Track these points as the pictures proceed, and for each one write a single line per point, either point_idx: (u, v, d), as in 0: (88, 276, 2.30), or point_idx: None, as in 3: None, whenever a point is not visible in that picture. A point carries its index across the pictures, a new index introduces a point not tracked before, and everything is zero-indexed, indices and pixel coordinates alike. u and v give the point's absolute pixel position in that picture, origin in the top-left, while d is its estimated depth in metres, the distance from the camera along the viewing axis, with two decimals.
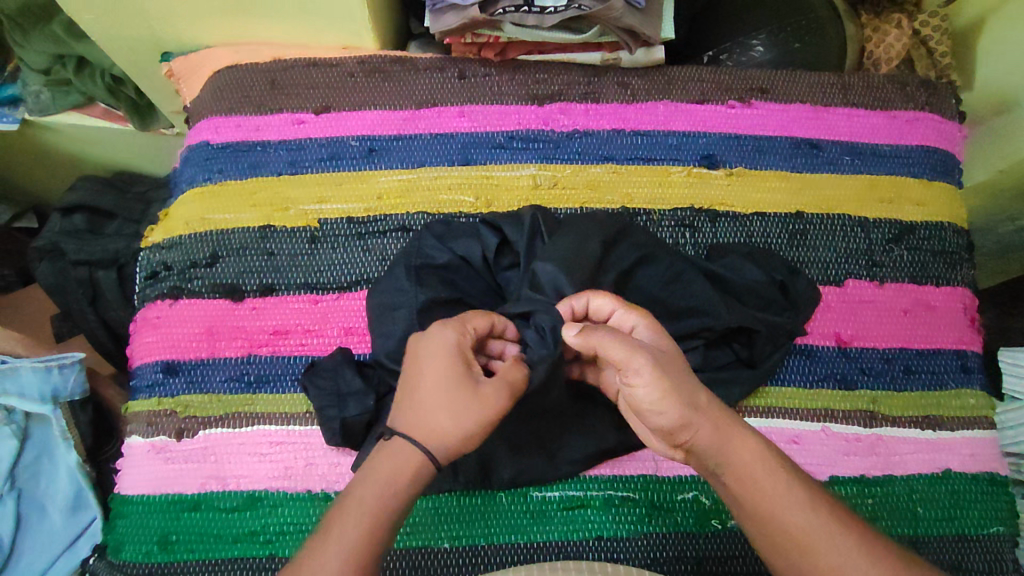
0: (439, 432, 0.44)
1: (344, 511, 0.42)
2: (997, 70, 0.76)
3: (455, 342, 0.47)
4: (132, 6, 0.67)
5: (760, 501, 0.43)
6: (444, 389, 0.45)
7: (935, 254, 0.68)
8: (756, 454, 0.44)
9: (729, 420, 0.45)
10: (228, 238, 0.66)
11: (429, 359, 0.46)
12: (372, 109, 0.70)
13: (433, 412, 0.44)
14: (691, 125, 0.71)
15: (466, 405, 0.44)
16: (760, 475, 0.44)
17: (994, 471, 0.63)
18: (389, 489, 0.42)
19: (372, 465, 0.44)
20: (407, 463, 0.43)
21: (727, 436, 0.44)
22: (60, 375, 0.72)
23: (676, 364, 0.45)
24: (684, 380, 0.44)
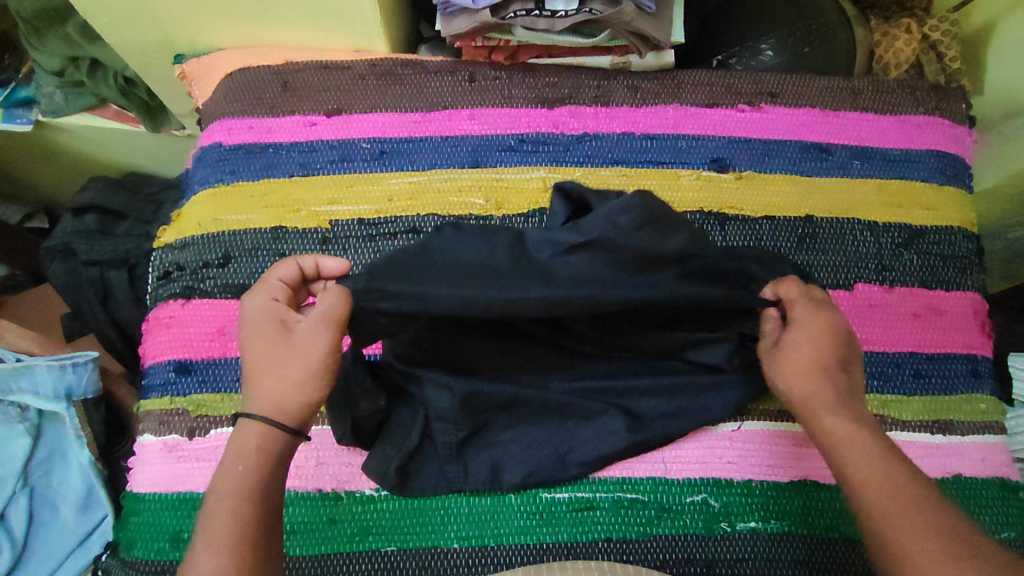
0: (271, 395, 0.48)
1: (210, 499, 0.46)
2: (1007, 74, 0.76)
3: (262, 307, 0.52)
4: (147, 8, 0.68)
5: (839, 465, 0.48)
6: (265, 357, 0.49)
7: (945, 259, 0.68)
8: (845, 429, 0.49)
9: (822, 400, 0.51)
10: (240, 239, 0.67)
11: (248, 337, 0.51)
12: (383, 112, 0.71)
13: (262, 380, 0.49)
14: (701, 129, 0.71)
15: (284, 360, 0.49)
16: (840, 445, 0.49)
17: (1005, 477, 0.63)
18: (242, 467, 0.47)
19: (226, 451, 0.48)
20: (256, 438, 0.48)
21: (815, 413, 0.51)
22: (74, 374, 0.73)
23: (801, 353, 0.53)
24: (801, 368, 0.53)
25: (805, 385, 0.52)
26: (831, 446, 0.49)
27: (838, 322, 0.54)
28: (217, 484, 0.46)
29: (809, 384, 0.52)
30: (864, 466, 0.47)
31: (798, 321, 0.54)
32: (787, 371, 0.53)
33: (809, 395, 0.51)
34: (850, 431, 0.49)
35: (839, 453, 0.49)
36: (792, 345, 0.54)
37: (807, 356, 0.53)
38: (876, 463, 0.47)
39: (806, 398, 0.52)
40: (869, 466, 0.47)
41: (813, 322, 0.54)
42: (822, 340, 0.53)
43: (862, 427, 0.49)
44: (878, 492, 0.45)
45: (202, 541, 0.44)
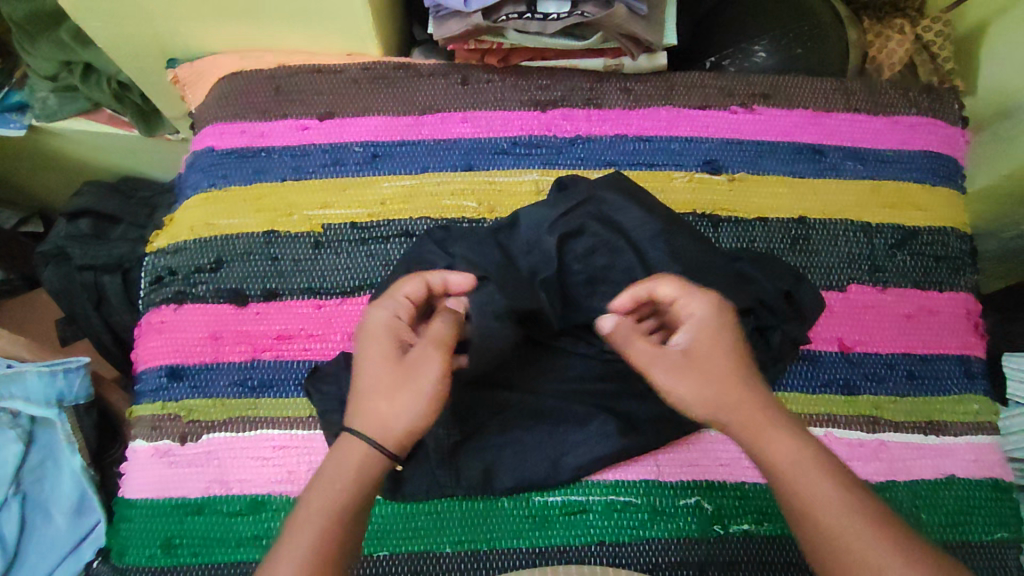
0: (379, 414, 0.46)
1: (299, 509, 0.44)
2: (1000, 75, 0.76)
3: (383, 321, 0.50)
4: (139, 13, 0.68)
5: (796, 492, 0.43)
6: (379, 372, 0.48)
7: (938, 260, 0.68)
8: (801, 453, 0.44)
9: (768, 417, 0.45)
10: (232, 243, 0.67)
11: (364, 351, 0.50)
12: (376, 115, 0.71)
13: (371, 397, 0.47)
14: (694, 131, 0.71)
15: (397, 379, 0.47)
16: (801, 470, 0.43)
17: (998, 477, 0.63)
18: (336, 484, 0.44)
19: (325, 464, 0.46)
20: (355, 456, 0.45)
21: (762, 432, 0.45)
22: (65, 379, 0.74)
23: (706, 367, 0.47)
24: (711, 382, 0.46)
25: (733, 402, 0.45)
26: (786, 470, 0.43)
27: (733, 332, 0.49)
28: (311, 497, 0.44)
29: (740, 404, 0.45)
30: (827, 495, 0.42)
31: (706, 337, 0.48)
32: (707, 386, 0.46)
33: (746, 413, 0.45)
34: (810, 457, 0.44)
35: (795, 479, 0.43)
36: (706, 354, 0.47)
37: (730, 367, 0.47)
38: (838, 493, 0.42)
39: (748, 416, 0.45)
40: (831, 496, 0.42)
41: (719, 326, 0.49)
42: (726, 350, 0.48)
43: (801, 448, 0.44)
44: (840, 523, 0.41)
45: (284, 554, 0.41)
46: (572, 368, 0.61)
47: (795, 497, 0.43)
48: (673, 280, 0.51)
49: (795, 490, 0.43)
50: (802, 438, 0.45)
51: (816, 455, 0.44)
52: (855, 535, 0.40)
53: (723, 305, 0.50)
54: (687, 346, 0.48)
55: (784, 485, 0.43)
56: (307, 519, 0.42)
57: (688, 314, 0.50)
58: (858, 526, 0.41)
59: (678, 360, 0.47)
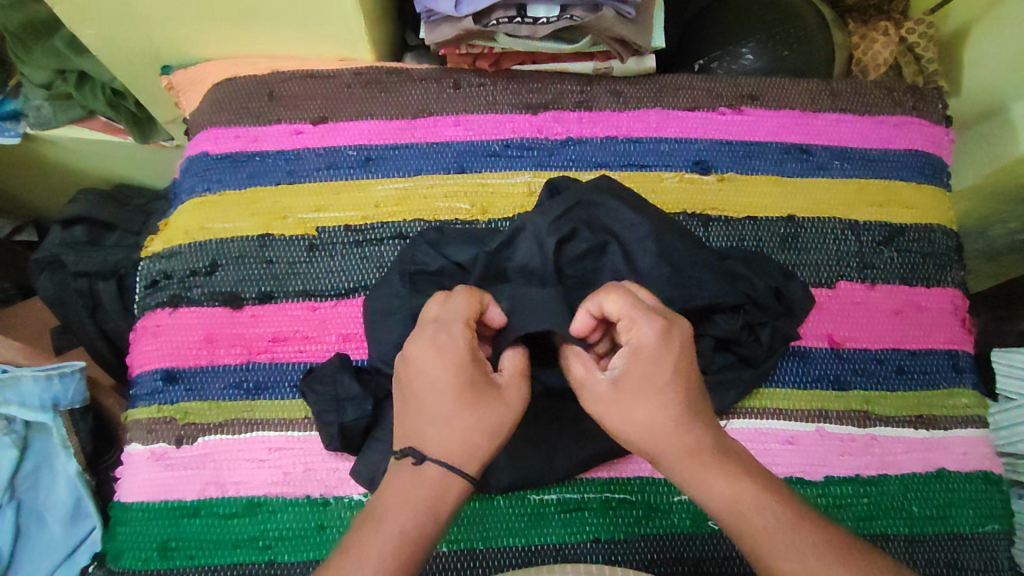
0: (471, 445, 0.43)
1: (377, 531, 0.41)
2: (982, 75, 0.77)
3: (467, 347, 0.46)
4: (133, 19, 0.68)
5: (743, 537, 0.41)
6: (471, 402, 0.44)
7: (925, 256, 0.69)
8: (743, 493, 0.42)
9: (703, 457, 0.43)
10: (227, 247, 0.67)
11: (443, 376, 0.44)
12: (369, 119, 0.72)
13: (463, 425, 0.43)
14: (683, 132, 0.72)
15: (492, 410, 0.44)
16: (742, 514, 0.41)
17: (988, 470, 0.63)
18: (424, 513, 0.41)
19: (404, 485, 0.42)
20: (442, 486, 0.42)
21: (699, 474, 0.42)
22: (60, 384, 0.74)
23: (638, 401, 0.44)
24: (644, 418, 0.43)
25: (664, 440, 0.43)
26: (728, 516, 0.42)
27: (665, 354, 0.45)
28: (394, 524, 0.41)
29: (673, 440, 0.43)
30: (775, 538, 0.40)
31: (638, 368, 0.45)
32: (635, 426, 0.44)
33: (680, 452, 0.43)
34: (752, 494, 0.42)
35: (739, 520, 0.41)
36: (640, 385, 0.44)
37: (664, 400, 0.44)
38: (789, 533, 0.40)
39: (683, 457, 0.43)
40: (776, 537, 0.40)
41: (662, 360, 0.44)
42: (655, 380, 0.44)
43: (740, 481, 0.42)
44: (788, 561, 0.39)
45: None
46: None
47: (743, 543, 0.41)
48: (620, 300, 0.46)
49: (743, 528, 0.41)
50: (739, 479, 0.42)
51: (757, 493, 0.42)
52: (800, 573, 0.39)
53: (668, 339, 0.45)
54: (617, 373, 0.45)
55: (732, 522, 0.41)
56: (386, 546, 0.40)
57: (629, 340, 0.46)
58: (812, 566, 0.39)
59: (607, 394, 0.45)
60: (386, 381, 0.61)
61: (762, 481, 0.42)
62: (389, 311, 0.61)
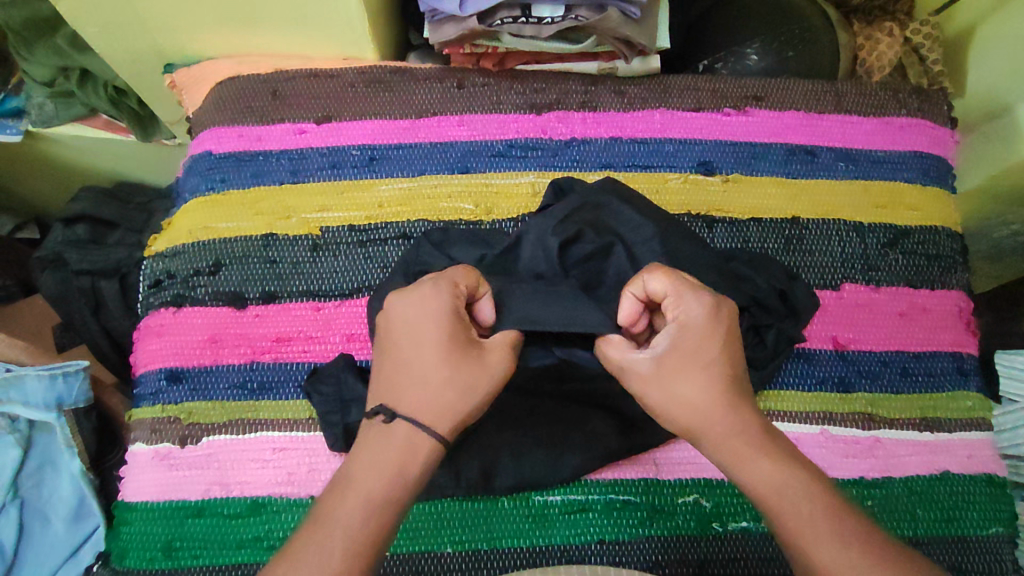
0: (444, 405, 0.42)
1: (344, 498, 0.39)
2: (987, 76, 0.77)
3: (449, 305, 0.45)
4: (136, 18, 0.68)
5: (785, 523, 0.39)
6: (445, 360, 0.44)
7: (929, 258, 0.69)
8: (788, 477, 0.40)
9: (749, 437, 0.42)
10: (231, 247, 0.67)
11: (422, 331, 0.45)
12: (372, 119, 0.71)
13: (438, 386, 0.43)
14: (687, 133, 0.72)
15: (472, 372, 0.44)
16: (786, 497, 0.40)
17: (993, 473, 0.63)
18: (392, 471, 0.40)
19: (371, 444, 0.41)
20: (412, 444, 0.41)
21: (742, 455, 0.42)
22: (64, 383, 0.74)
23: (683, 372, 0.44)
24: (688, 393, 0.43)
25: (710, 416, 0.43)
26: (771, 499, 0.40)
27: (711, 330, 0.45)
28: (360, 487, 0.39)
29: (717, 417, 0.42)
30: (819, 525, 0.38)
31: (683, 341, 0.44)
32: (677, 402, 0.43)
33: (725, 432, 0.42)
34: (796, 479, 0.40)
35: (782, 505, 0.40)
36: (683, 361, 0.44)
37: (709, 375, 0.43)
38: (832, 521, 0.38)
39: (728, 435, 0.42)
40: (819, 521, 0.38)
41: (708, 335, 0.44)
42: (702, 355, 0.44)
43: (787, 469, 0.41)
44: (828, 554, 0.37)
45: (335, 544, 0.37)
46: None
47: (784, 530, 0.39)
48: (666, 276, 0.47)
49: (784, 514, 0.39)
50: (779, 460, 0.41)
51: (802, 480, 0.40)
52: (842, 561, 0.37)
53: (715, 314, 0.45)
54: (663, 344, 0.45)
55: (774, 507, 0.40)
56: (353, 510, 0.39)
57: (674, 315, 0.46)
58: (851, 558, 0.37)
59: (650, 368, 0.45)
60: None
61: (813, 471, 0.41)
62: None
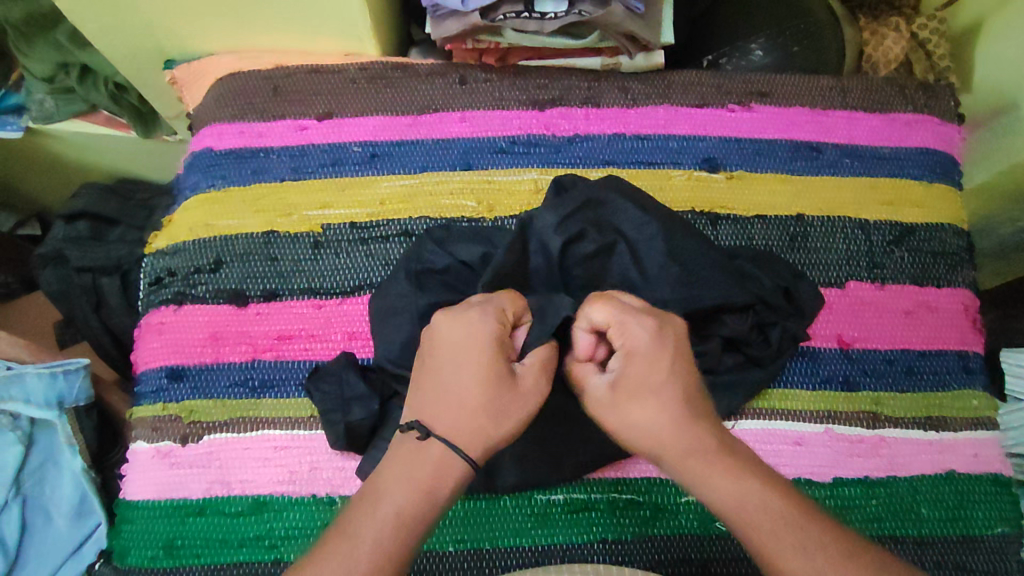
0: (475, 428, 0.43)
1: (373, 514, 0.40)
2: (993, 71, 0.76)
3: (493, 329, 0.46)
4: (137, 14, 0.68)
5: (754, 539, 0.40)
6: (485, 386, 0.44)
7: (935, 256, 0.68)
8: (749, 495, 0.41)
9: (707, 456, 0.42)
10: (232, 244, 0.67)
11: (462, 353, 0.45)
12: (374, 115, 0.71)
13: (472, 412, 0.43)
14: (691, 129, 0.71)
15: (508, 399, 0.44)
16: (751, 514, 0.40)
17: (998, 472, 0.63)
18: (419, 491, 0.41)
19: (405, 463, 0.42)
20: (442, 465, 0.42)
21: (700, 474, 0.42)
22: (65, 381, 0.74)
23: (637, 398, 0.43)
24: (644, 419, 0.43)
25: (669, 439, 0.42)
26: (738, 515, 0.41)
27: (659, 353, 0.44)
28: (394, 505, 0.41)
29: (675, 440, 0.42)
30: (785, 543, 0.39)
31: (633, 367, 0.44)
32: (637, 429, 0.43)
33: (683, 453, 0.42)
34: (758, 495, 0.41)
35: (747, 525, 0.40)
36: (633, 386, 0.44)
37: (662, 399, 0.43)
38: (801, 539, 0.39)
39: (686, 456, 0.42)
40: (787, 535, 0.39)
41: (658, 354, 0.44)
42: (653, 378, 0.44)
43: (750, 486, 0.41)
44: (806, 569, 0.38)
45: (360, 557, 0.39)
46: None
47: (753, 548, 0.40)
48: (608, 305, 0.47)
49: (752, 536, 0.40)
50: (742, 476, 0.41)
51: (764, 497, 0.41)
52: None
53: (659, 332, 0.45)
54: (618, 368, 0.45)
55: (739, 527, 0.40)
56: (383, 526, 0.40)
57: (621, 344, 0.46)
58: (822, 571, 0.38)
59: (605, 398, 0.45)
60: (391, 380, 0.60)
61: (774, 487, 0.41)
62: (395, 310, 0.60)
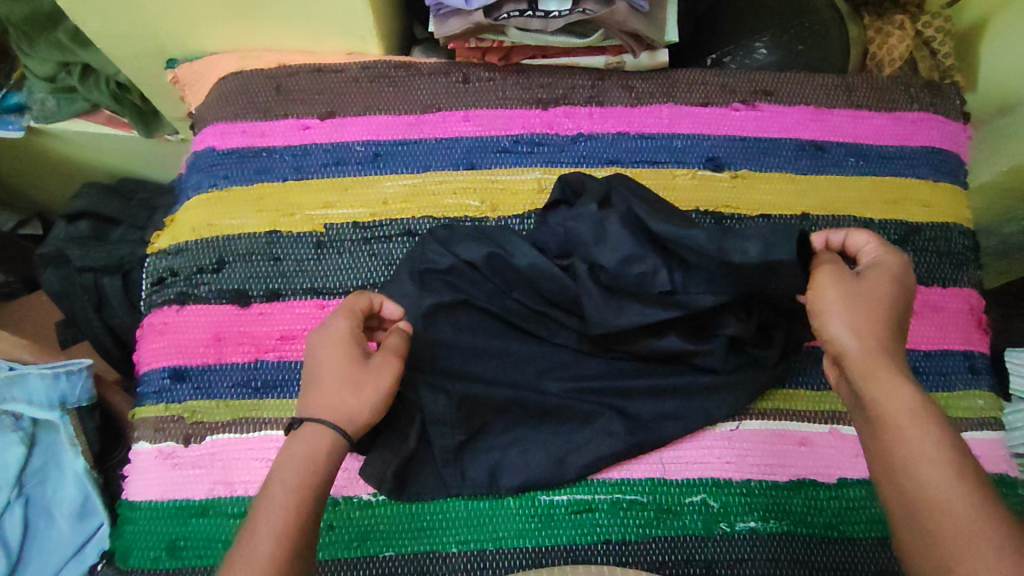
0: (343, 407, 0.47)
1: (268, 494, 0.44)
2: (999, 69, 0.76)
3: (344, 327, 0.50)
4: (139, 12, 0.67)
5: (902, 434, 0.41)
6: (345, 373, 0.48)
7: (941, 255, 0.68)
8: (923, 408, 0.42)
9: (895, 365, 0.44)
10: (234, 244, 0.67)
11: (325, 351, 0.49)
12: (377, 115, 0.71)
13: (338, 396, 0.47)
14: (696, 128, 0.71)
15: (365, 378, 0.48)
16: (915, 418, 0.42)
17: (1004, 473, 0.63)
18: (304, 470, 0.44)
19: (284, 450, 0.46)
20: (320, 443, 0.46)
21: (882, 374, 0.43)
22: (68, 382, 0.74)
23: (873, 296, 0.47)
24: (873, 311, 0.46)
25: (872, 335, 0.45)
26: (900, 417, 0.42)
27: (902, 284, 0.49)
28: (279, 485, 0.44)
29: (879, 339, 0.45)
30: (934, 453, 0.40)
31: (880, 276, 0.48)
32: (860, 315, 0.46)
33: (877, 352, 0.44)
34: (927, 411, 0.42)
35: (907, 425, 0.41)
36: (876, 289, 0.47)
37: (891, 310, 0.47)
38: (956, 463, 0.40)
39: (879, 354, 0.44)
40: (942, 452, 0.40)
41: (900, 275, 0.49)
42: (893, 293, 0.47)
43: (925, 403, 0.42)
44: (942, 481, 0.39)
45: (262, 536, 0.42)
46: (577, 366, 0.61)
47: (899, 442, 0.41)
48: (875, 234, 0.52)
49: (906, 436, 0.41)
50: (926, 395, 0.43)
51: (933, 415, 0.42)
52: (958, 497, 0.39)
53: (907, 263, 0.51)
54: (862, 271, 0.49)
55: (893, 423, 0.42)
56: (278, 505, 0.43)
57: (870, 260, 0.51)
58: (957, 488, 0.39)
59: (849, 281, 0.47)
60: None
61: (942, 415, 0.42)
62: None
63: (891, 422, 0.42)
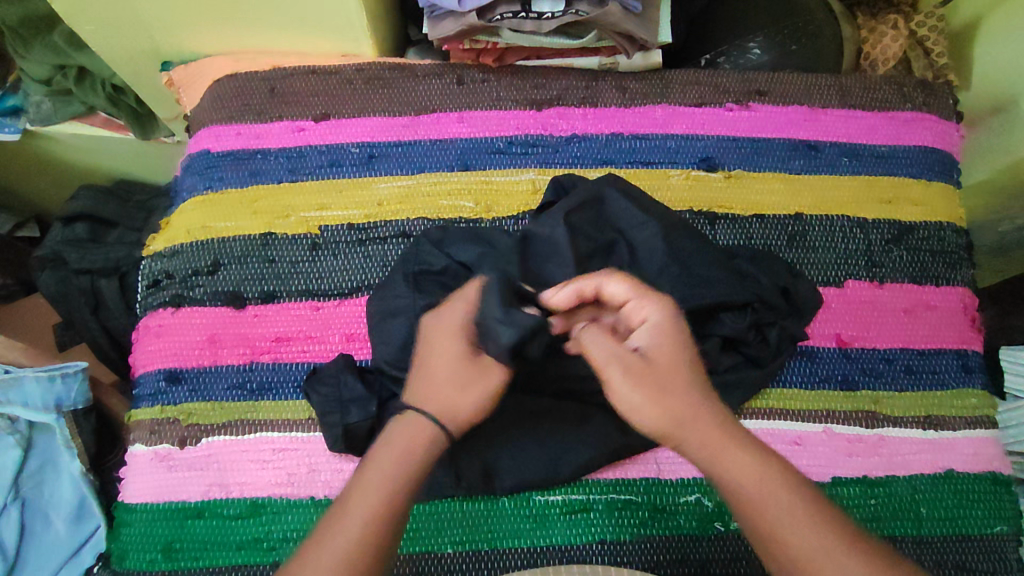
0: (447, 402, 0.45)
1: (358, 482, 0.43)
2: (993, 68, 0.76)
3: (461, 316, 0.48)
4: (134, 15, 0.67)
5: (759, 507, 0.41)
6: (456, 363, 0.46)
7: (934, 254, 0.68)
8: (768, 470, 0.42)
9: (727, 429, 0.44)
10: (229, 246, 0.67)
11: (437, 340, 0.47)
12: (372, 117, 0.71)
13: (443, 387, 0.45)
14: (690, 128, 0.71)
15: (473, 376, 0.46)
16: (764, 486, 0.42)
17: (996, 471, 0.63)
18: (398, 461, 0.43)
19: (382, 439, 0.45)
20: (418, 433, 0.44)
21: (717, 447, 0.43)
22: (63, 384, 0.74)
23: (672, 378, 0.44)
24: (678, 397, 0.43)
25: (690, 415, 0.43)
26: (752, 489, 0.42)
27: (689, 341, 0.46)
28: (372, 471, 0.43)
29: (699, 417, 0.43)
30: (794, 518, 0.41)
31: (667, 351, 0.45)
32: (670, 401, 0.43)
33: (704, 430, 0.43)
34: (776, 471, 0.43)
35: (759, 496, 0.42)
36: (669, 368, 0.44)
37: (695, 382, 0.44)
38: (815, 523, 0.41)
39: (707, 427, 0.43)
40: (798, 516, 0.41)
41: (676, 330, 0.46)
42: (686, 357, 0.45)
43: (768, 462, 0.43)
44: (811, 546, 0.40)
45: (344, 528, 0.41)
46: None
47: (762, 516, 0.41)
48: (625, 279, 0.48)
49: (767, 508, 0.41)
50: (761, 454, 0.43)
51: (778, 473, 0.43)
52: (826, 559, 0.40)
53: (674, 308, 0.47)
54: (641, 345, 0.45)
55: (748, 497, 0.42)
56: (367, 494, 0.42)
57: (641, 318, 0.47)
58: (823, 546, 0.40)
59: (640, 368, 0.44)
60: (390, 382, 0.60)
61: (788, 467, 0.43)
62: (393, 311, 0.60)
63: (747, 502, 0.42)
